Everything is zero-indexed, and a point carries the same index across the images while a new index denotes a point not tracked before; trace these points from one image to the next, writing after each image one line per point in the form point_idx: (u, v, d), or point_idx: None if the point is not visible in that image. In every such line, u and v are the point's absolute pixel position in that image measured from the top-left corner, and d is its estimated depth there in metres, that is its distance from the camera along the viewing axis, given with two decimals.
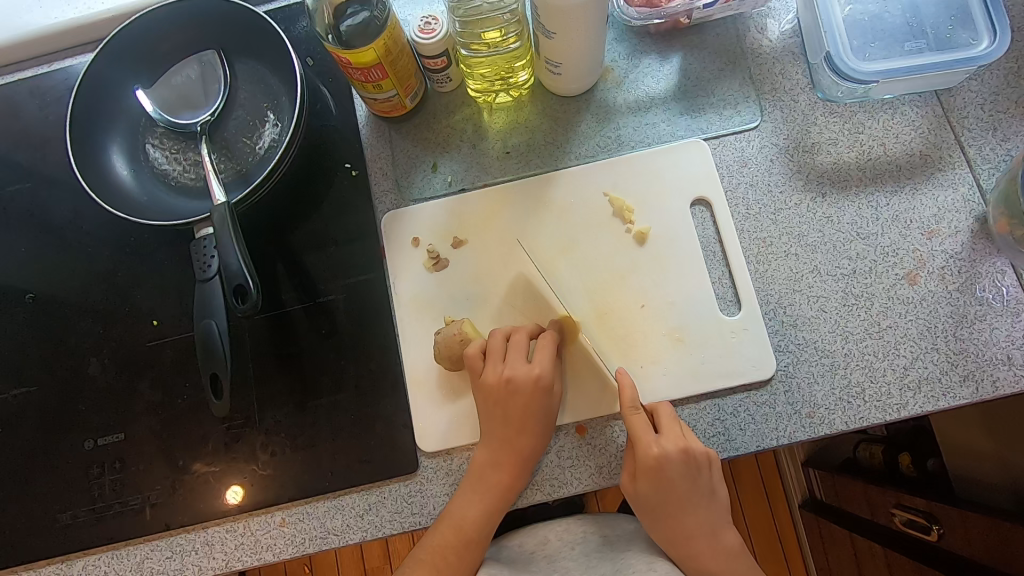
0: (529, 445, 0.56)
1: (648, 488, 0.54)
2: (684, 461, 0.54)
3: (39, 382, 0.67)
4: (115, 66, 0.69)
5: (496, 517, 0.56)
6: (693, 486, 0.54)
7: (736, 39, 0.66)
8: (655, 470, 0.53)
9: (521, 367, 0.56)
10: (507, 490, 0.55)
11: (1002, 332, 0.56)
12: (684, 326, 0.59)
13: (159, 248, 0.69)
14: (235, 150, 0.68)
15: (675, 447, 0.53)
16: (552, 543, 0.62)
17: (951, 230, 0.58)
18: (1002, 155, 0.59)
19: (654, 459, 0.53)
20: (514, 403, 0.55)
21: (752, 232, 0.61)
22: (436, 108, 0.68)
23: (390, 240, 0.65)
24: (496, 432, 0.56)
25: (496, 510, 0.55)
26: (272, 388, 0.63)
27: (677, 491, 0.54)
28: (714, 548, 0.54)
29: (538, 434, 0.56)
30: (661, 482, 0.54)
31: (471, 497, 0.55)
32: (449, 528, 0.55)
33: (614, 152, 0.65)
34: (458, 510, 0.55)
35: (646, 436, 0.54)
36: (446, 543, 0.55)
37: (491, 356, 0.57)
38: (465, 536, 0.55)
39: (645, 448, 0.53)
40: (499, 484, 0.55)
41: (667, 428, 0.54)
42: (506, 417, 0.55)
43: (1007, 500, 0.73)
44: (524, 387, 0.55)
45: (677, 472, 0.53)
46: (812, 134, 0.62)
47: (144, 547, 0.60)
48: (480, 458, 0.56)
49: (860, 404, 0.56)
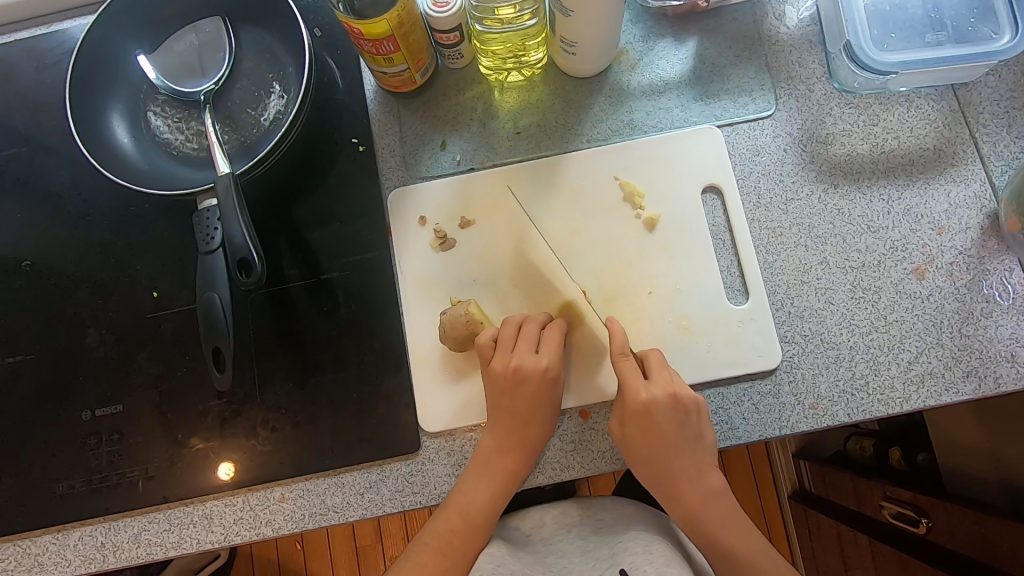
0: (538, 432, 0.56)
1: (637, 435, 0.54)
2: (673, 406, 0.53)
3: (36, 352, 0.66)
4: (116, 29, 0.67)
5: (503, 502, 0.56)
6: (681, 431, 0.54)
7: (754, 24, 0.65)
8: (644, 415, 0.53)
9: (527, 355, 0.55)
10: (512, 476, 0.55)
11: (1007, 330, 0.56)
12: (692, 313, 0.59)
13: (160, 219, 0.68)
14: (239, 121, 0.67)
15: (664, 391, 0.53)
16: (549, 526, 0.63)
17: (961, 226, 0.58)
18: (1016, 152, 0.59)
19: (642, 403, 0.53)
20: (522, 393, 0.55)
21: (762, 222, 0.60)
22: (446, 85, 0.66)
23: (396, 219, 0.64)
24: (502, 419, 0.56)
25: (504, 496, 0.56)
26: (273, 363, 0.62)
27: (663, 436, 0.53)
28: (698, 489, 0.54)
29: (545, 423, 0.56)
30: (648, 426, 0.53)
31: (477, 481, 0.55)
32: (456, 514, 0.55)
33: (626, 136, 0.64)
34: (464, 495, 0.55)
35: (634, 381, 0.54)
36: (452, 528, 0.55)
37: (502, 346, 0.57)
38: (472, 521, 0.55)
39: (633, 393, 0.53)
40: (506, 471, 0.55)
41: (657, 373, 0.54)
42: (515, 405, 0.55)
43: (998, 496, 0.74)
44: (533, 379, 0.55)
45: (665, 415, 0.53)
46: (827, 124, 0.62)
47: (141, 519, 0.60)
48: (486, 444, 0.56)
49: (863, 397, 0.56)
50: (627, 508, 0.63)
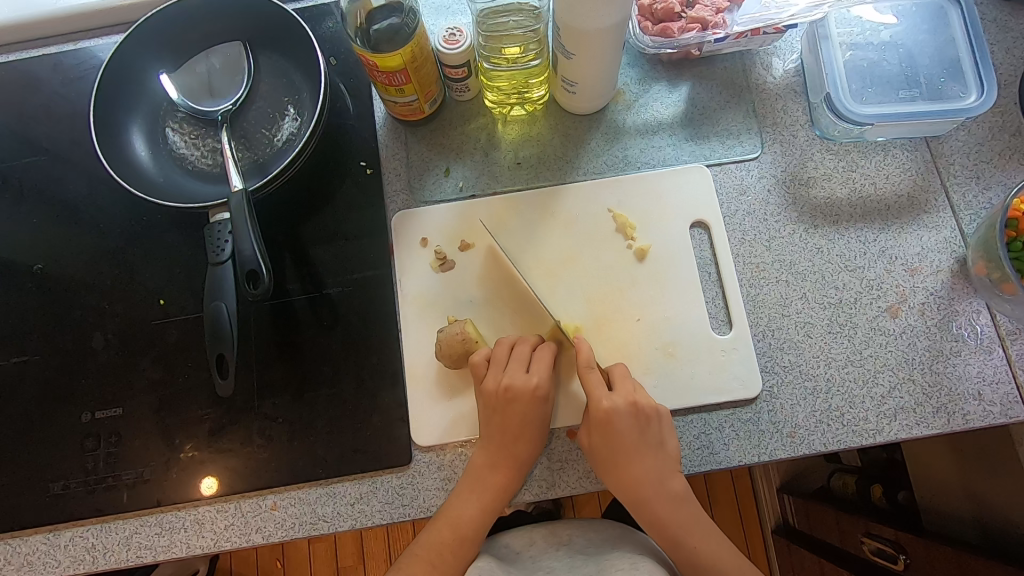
0: (527, 448, 0.58)
1: (600, 442, 0.56)
2: (634, 414, 0.56)
3: (40, 353, 0.68)
4: (142, 50, 0.71)
5: (493, 517, 0.58)
6: (642, 437, 0.56)
7: (742, 72, 0.69)
8: (605, 422, 0.56)
9: (518, 374, 0.58)
10: (502, 491, 0.57)
11: (974, 368, 0.59)
12: (677, 341, 0.61)
13: (171, 230, 0.70)
14: (254, 140, 0.70)
15: (625, 400, 0.56)
16: (538, 546, 0.65)
17: (932, 269, 0.62)
18: (984, 203, 0.63)
19: (605, 410, 0.56)
20: (512, 411, 0.57)
21: (747, 257, 0.64)
22: (453, 115, 0.70)
23: (399, 239, 0.67)
24: (493, 435, 0.58)
25: (494, 510, 0.57)
26: (272, 373, 0.64)
27: (624, 441, 0.56)
28: (662, 494, 0.56)
29: (535, 440, 0.58)
30: (610, 434, 0.56)
31: (469, 495, 0.57)
32: (447, 526, 0.57)
33: (620, 171, 0.68)
34: (456, 508, 0.57)
35: (597, 391, 0.56)
36: (442, 540, 0.56)
37: (494, 364, 0.59)
38: (462, 534, 0.56)
39: (596, 401, 0.56)
40: (497, 486, 0.57)
41: (620, 384, 0.57)
42: (505, 422, 0.57)
43: (975, 534, 0.76)
44: (523, 398, 0.57)
45: (625, 422, 0.56)
46: (809, 168, 0.66)
47: (134, 522, 0.61)
48: (478, 459, 0.58)
49: (838, 428, 0.58)
50: (613, 529, 0.65)
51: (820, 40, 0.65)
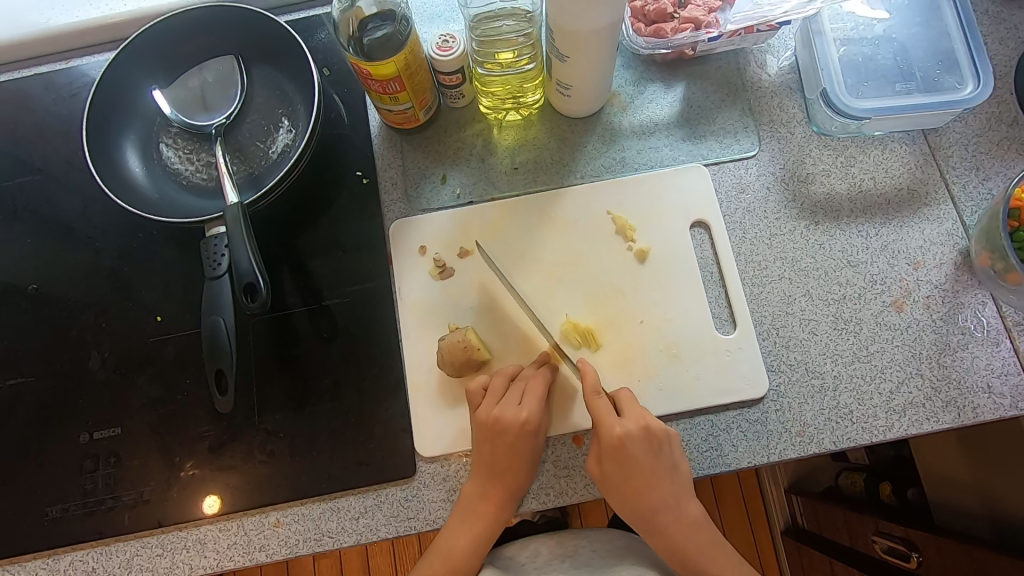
0: (522, 480, 0.56)
1: (614, 470, 0.54)
2: (645, 438, 0.55)
3: (37, 373, 0.67)
4: (135, 66, 0.71)
5: (484, 548, 0.56)
6: (655, 464, 0.55)
7: (737, 71, 0.69)
8: (618, 449, 0.54)
9: (512, 409, 0.55)
10: (492, 523, 0.56)
11: (983, 360, 0.58)
12: (681, 342, 0.61)
13: (166, 245, 0.70)
14: (248, 153, 0.69)
15: (636, 425, 0.54)
16: (543, 557, 0.64)
17: (935, 262, 0.61)
18: (984, 193, 0.63)
19: (617, 438, 0.54)
20: (501, 444, 0.55)
21: (748, 255, 0.63)
22: (448, 122, 0.70)
23: (397, 248, 0.66)
24: (484, 464, 0.56)
25: (484, 539, 0.56)
26: (272, 388, 0.63)
27: (641, 469, 0.54)
28: (679, 520, 0.55)
29: (527, 471, 0.57)
30: (623, 461, 0.54)
31: (459, 528, 0.56)
32: (438, 558, 0.56)
33: (618, 173, 0.67)
34: (446, 541, 0.56)
35: (607, 418, 0.55)
36: (434, 571, 0.56)
37: (489, 395, 0.57)
38: (453, 566, 0.56)
39: (606, 429, 0.54)
40: (487, 518, 0.56)
41: (628, 408, 0.56)
42: (494, 454, 0.56)
43: (986, 530, 0.76)
44: (512, 432, 0.55)
45: (638, 449, 0.54)
46: (807, 165, 0.65)
47: (134, 544, 0.60)
48: (468, 489, 0.57)
49: (847, 425, 0.58)
50: (622, 540, 0.65)
51: (813, 36, 0.65)
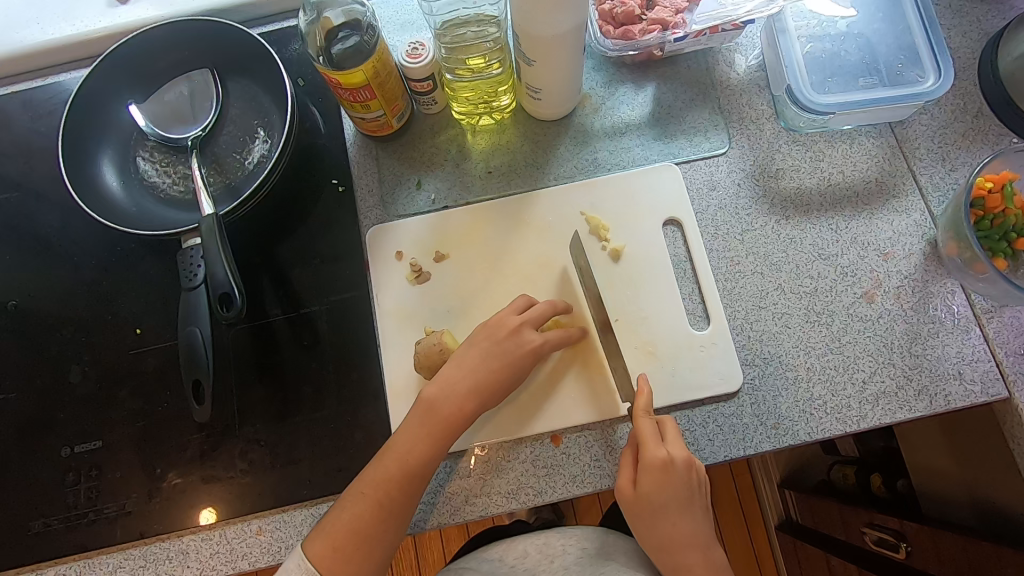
0: (509, 390, 0.56)
1: (652, 491, 0.53)
2: (689, 469, 0.54)
3: (18, 390, 0.67)
4: (110, 82, 0.71)
5: (438, 458, 0.54)
6: (692, 497, 0.54)
7: (706, 71, 0.70)
8: (663, 473, 0.53)
9: (511, 317, 0.58)
10: (456, 424, 0.55)
11: (953, 349, 0.59)
12: (656, 339, 0.61)
13: (146, 258, 0.70)
14: (224, 164, 0.70)
15: (683, 454, 0.54)
16: (532, 558, 0.65)
17: (905, 253, 0.62)
18: (951, 183, 0.64)
19: (664, 462, 0.53)
20: (493, 346, 0.57)
21: (720, 251, 0.64)
22: (422, 128, 0.71)
23: (374, 254, 0.66)
24: (483, 370, 0.56)
25: (443, 443, 0.54)
26: (252, 397, 0.64)
27: (678, 497, 0.54)
28: (706, 561, 0.54)
29: (506, 388, 0.57)
30: (665, 485, 0.53)
31: (417, 432, 0.54)
32: (394, 462, 0.53)
33: (591, 174, 0.68)
34: (403, 444, 0.54)
35: (652, 442, 0.54)
36: (387, 475, 0.53)
37: (511, 310, 0.59)
38: (410, 472, 0.53)
39: (656, 452, 0.53)
40: (446, 421, 0.55)
41: (672, 437, 0.55)
42: (498, 362, 0.56)
43: (970, 516, 0.77)
44: (509, 335, 0.57)
45: (682, 478, 0.53)
46: (777, 160, 0.66)
47: (117, 556, 0.60)
48: (432, 395, 0.56)
49: (822, 417, 0.58)
50: (605, 538, 0.65)
51: (777, 34, 0.66)
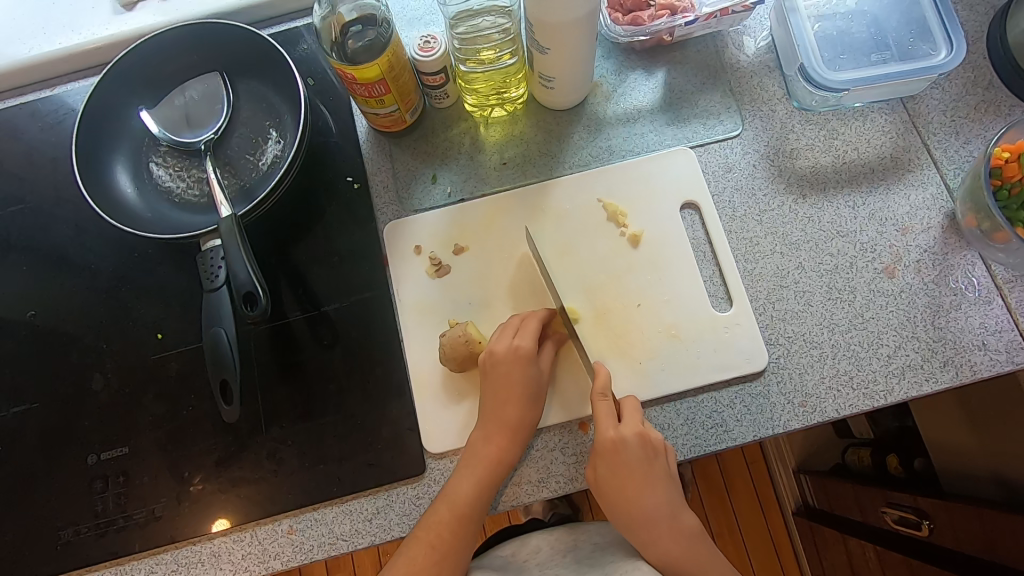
0: (527, 414, 0.57)
1: (607, 472, 0.55)
2: (642, 445, 0.55)
3: (40, 400, 0.67)
4: (121, 88, 0.71)
5: (491, 493, 0.56)
6: (651, 471, 0.55)
7: (715, 54, 0.70)
8: (612, 452, 0.55)
9: (508, 339, 0.58)
10: (496, 464, 0.56)
11: (976, 320, 0.59)
12: (679, 322, 0.61)
13: (163, 263, 0.70)
14: (238, 166, 0.70)
15: (633, 432, 0.55)
16: (545, 553, 0.63)
17: (923, 226, 0.62)
18: (966, 156, 0.64)
19: (611, 441, 0.55)
20: (498, 374, 0.57)
21: (739, 232, 0.64)
22: (434, 123, 0.71)
23: (392, 250, 0.67)
24: (489, 401, 0.58)
25: (489, 486, 0.56)
26: (277, 397, 0.64)
27: (634, 473, 0.54)
28: (673, 531, 0.54)
29: (530, 408, 0.57)
30: (618, 464, 0.54)
31: (463, 473, 0.56)
32: (445, 507, 0.55)
33: (606, 161, 0.68)
34: (452, 488, 0.56)
35: (605, 422, 0.55)
36: (441, 520, 0.54)
37: (505, 330, 0.59)
38: (462, 512, 0.55)
39: (603, 431, 0.55)
40: (489, 459, 0.56)
41: (628, 415, 0.56)
42: (495, 386, 0.57)
43: (994, 490, 0.76)
44: (507, 361, 0.57)
45: (633, 454, 0.54)
46: (791, 140, 0.66)
47: (148, 561, 0.60)
48: (473, 437, 0.58)
49: (849, 392, 0.58)
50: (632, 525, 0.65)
51: (788, 14, 0.66)
